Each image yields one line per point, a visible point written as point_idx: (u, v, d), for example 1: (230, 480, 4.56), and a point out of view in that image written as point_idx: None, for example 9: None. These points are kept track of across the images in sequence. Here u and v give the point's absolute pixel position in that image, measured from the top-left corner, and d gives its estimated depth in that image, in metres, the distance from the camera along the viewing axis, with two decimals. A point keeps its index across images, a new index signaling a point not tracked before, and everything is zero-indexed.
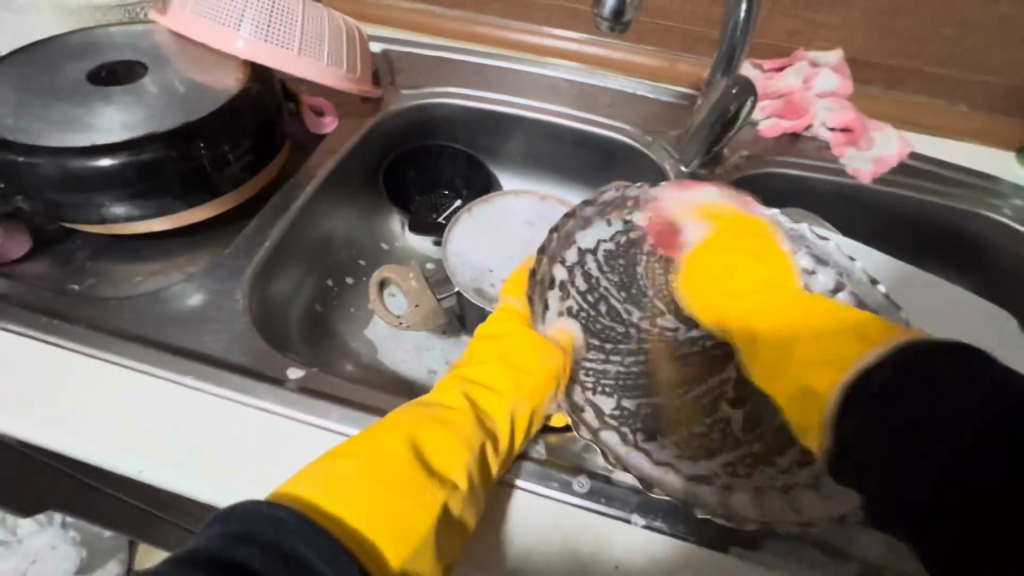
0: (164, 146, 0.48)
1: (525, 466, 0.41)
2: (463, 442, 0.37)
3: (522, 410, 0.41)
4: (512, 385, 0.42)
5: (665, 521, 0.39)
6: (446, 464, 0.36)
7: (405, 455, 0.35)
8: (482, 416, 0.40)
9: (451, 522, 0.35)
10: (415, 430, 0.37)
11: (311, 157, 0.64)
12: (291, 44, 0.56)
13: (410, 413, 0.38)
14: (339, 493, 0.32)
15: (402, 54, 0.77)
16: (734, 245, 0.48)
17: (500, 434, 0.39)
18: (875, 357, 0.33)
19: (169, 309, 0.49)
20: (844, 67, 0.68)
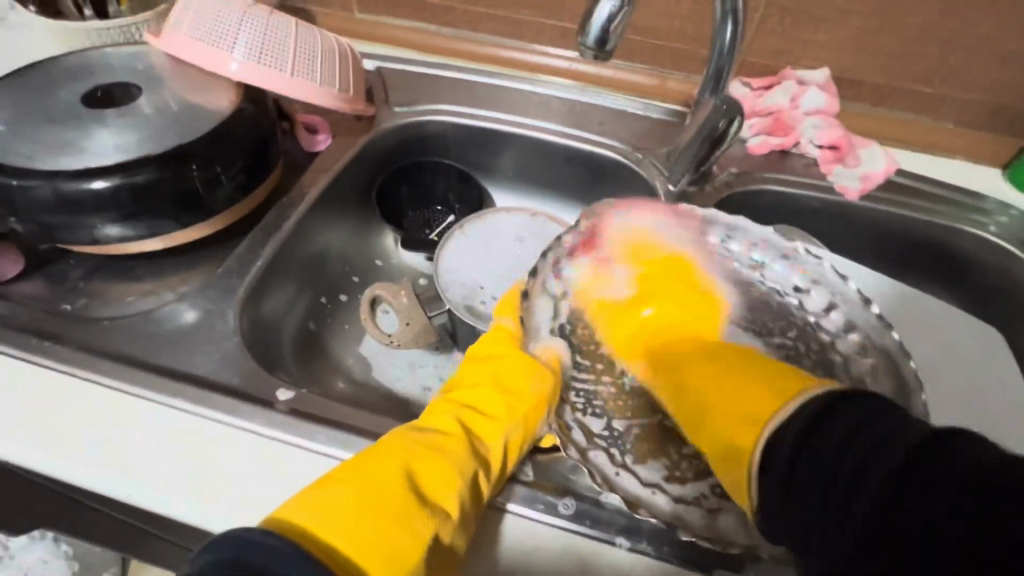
0: (157, 168, 0.48)
1: (517, 489, 0.41)
2: (456, 469, 0.38)
3: (514, 436, 0.41)
4: (504, 410, 0.42)
5: (650, 544, 0.39)
6: (438, 491, 0.36)
7: (398, 482, 0.35)
8: (475, 442, 0.40)
9: (442, 551, 0.35)
10: (408, 457, 0.37)
11: (305, 176, 0.64)
12: (284, 65, 0.57)
13: (403, 439, 0.39)
14: (331, 521, 0.32)
15: (396, 72, 0.77)
16: (665, 289, 0.52)
17: (492, 460, 0.40)
18: (791, 412, 0.35)
19: (161, 329, 0.49)
20: (831, 85, 0.69)
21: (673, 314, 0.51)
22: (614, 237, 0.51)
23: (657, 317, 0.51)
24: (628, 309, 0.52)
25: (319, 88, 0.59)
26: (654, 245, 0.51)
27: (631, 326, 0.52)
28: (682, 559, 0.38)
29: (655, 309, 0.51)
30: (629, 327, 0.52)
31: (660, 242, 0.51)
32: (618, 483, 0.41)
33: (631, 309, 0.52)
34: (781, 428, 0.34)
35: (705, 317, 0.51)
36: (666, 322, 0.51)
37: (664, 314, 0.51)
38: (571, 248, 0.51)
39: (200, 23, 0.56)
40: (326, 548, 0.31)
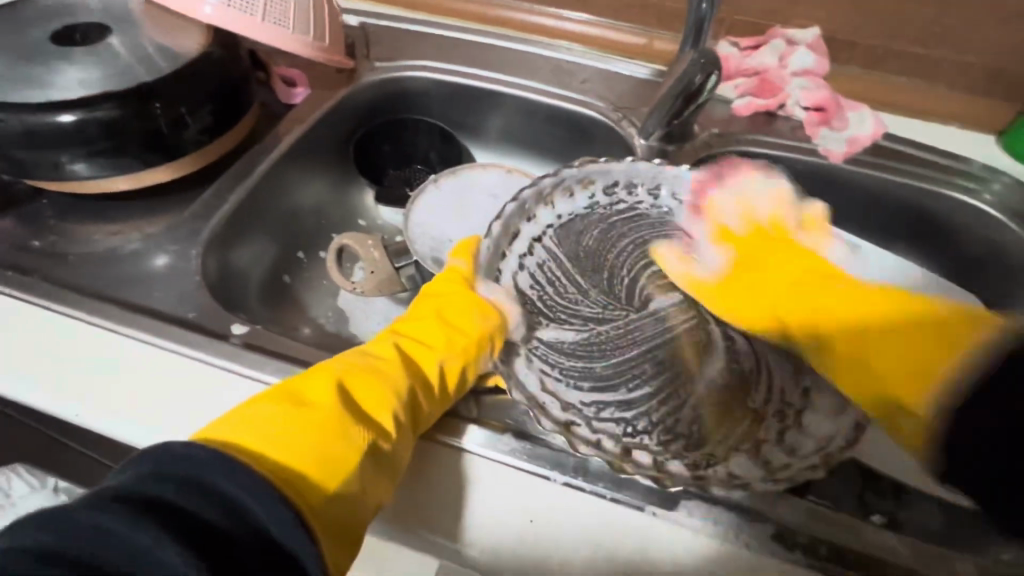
0: (120, 105, 0.48)
1: (466, 425, 0.41)
2: (392, 389, 0.39)
3: (452, 365, 0.42)
4: (445, 339, 0.42)
5: (585, 478, 0.38)
6: (373, 406, 0.38)
7: (333, 398, 0.37)
8: (413, 370, 0.41)
9: (383, 459, 0.37)
10: (344, 379, 0.38)
11: (279, 125, 0.64)
12: (254, 9, 0.56)
13: (342, 362, 0.40)
14: (264, 431, 0.34)
15: (379, 27, 0.76)
16: (761, 253, 0.46)
17: (431, 382, 0.41)
18: (964, 360, 0.33)
19: (127, 267, 0.50)
20: (821, 44, 0.66)
21: (794, 251, 0.45)
22: (730, 202, 0.49)
23: (757, 255, 0.47)
24: (726, 283, 0.48)
25: (292, 37, 0.59)
26: (751, 215, 0.48)
27: (753, 295, 0.46)
28: (629, 494, 0.38)
29: (765, 264, 0.46)
30: (739, 286, 0.47)
31: (750, 212, 0.48)
32: (577, 430, 0.40)
33: (737, 270, 0.47)
34: (954, 382, 0.33)
35: (773, 238, 0.46)
36: (794, 279, 0.44)
37: (768, 265, 0.46)
38: (554, 188, 0.53)
39: None
40: (261, 456, 0.33)
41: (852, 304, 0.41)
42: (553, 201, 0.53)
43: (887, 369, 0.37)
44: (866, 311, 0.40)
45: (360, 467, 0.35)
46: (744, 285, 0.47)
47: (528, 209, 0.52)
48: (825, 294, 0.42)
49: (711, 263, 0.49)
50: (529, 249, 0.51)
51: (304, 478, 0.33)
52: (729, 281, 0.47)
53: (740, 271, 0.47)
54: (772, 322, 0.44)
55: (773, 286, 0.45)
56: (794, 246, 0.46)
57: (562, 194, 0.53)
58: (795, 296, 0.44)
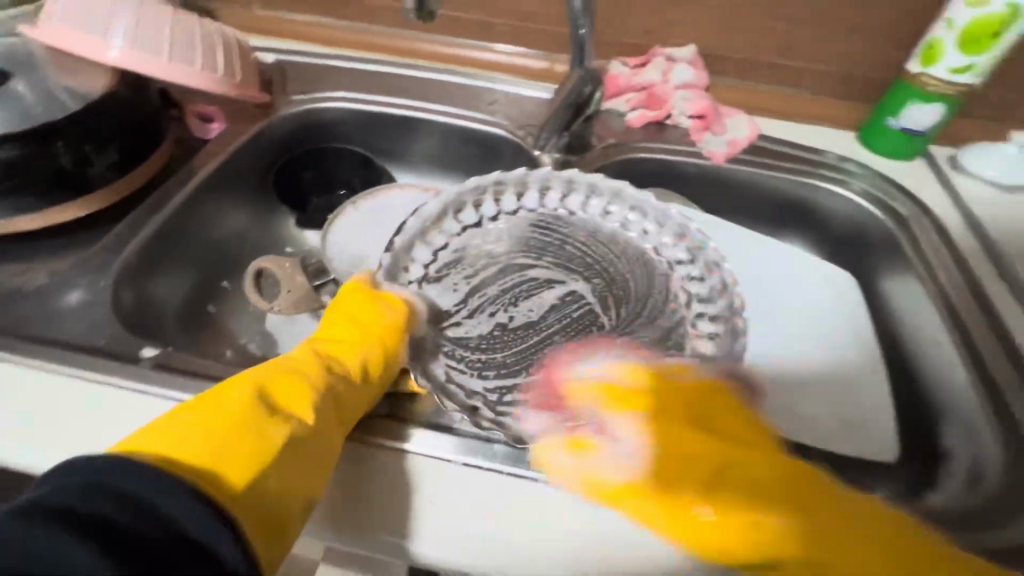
0: (20, 146, 0.49)
1: (410, 429, 0.43)
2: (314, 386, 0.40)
3: (371, 358, 0.45)
4: (364, 339, 0.46)
5: (482, 457, 0.42)
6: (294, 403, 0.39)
7: (252, 401, 0.38)
8: (331, 367, 0.43)
9: (314, 450, 0.38)
10: (258, 382, 0.40)
11: (195, 159, 0.66)
12: (161, 50, 0.59)
13: (257, 371, 0.41)
14: (182, 440, 0.34)
15: (294, 63, 0.80)
16: (672, 427, 0.42)
17: (353, 378, 0.43)
18: None
19: (34, 303, 0.51)
20: (697, 61, 0.75)
21: (684, 416, 0.43)
22: (579, 381, 0.47)
23: (663, 424, 0.42)
24: (652, 476, 0.39)
25: (201, 73, 0.61)
26: (643, 377, 0.46)
27: (672, 487, 0.39)
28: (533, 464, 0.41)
29: (673, 442, 0.41)
30: (665, 492, 0.38)
31: (620, 378, 0.46)
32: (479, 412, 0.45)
33: (657, 465, 0.40)
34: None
35: (671, 413, 0.43)
36: (723, 514, 0.37)
37: (676, 434, 0.42)
38: (452, 201, 0.61)
39: (72, 12, 0.57)
40: (184, 465, 0.33)
41: (776, 499, 0.39)
42: (456, 214, 0.61)
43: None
44: (802, 509, 0.38)
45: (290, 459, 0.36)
46: (667, 469, 0.40)
47: (438, 220, 0.60)
48: (779, 509, 0.38)
49: (626, 456, 0.40)
50: (434, 254, 0.59)
51: (234, 477, 0.34)
52: (647, 470, 0.39)
53: (662, 455, 0.40)
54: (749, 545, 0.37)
55: (704, 487, 0.39)
56: (682, 414, 0.44)
57: (461, 207, 0.61)
58: (731, 510, 0.38)
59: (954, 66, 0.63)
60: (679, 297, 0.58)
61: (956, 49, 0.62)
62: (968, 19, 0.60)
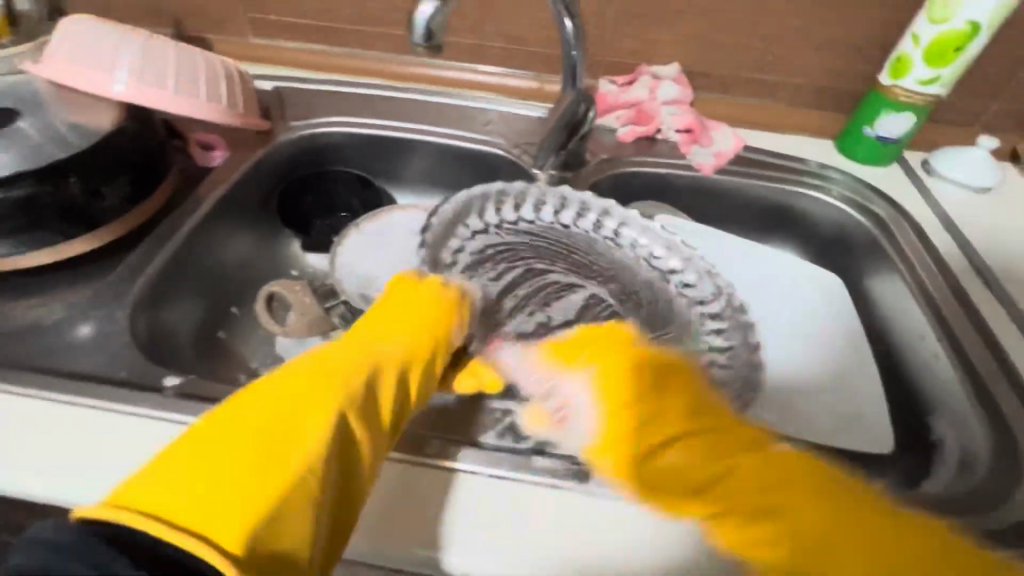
0: (36, 182, 0.51)
1: (441, 445, 0.44)
2: (343, 394, 0.40)
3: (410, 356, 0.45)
4: (398, 333, 0.46)
5: (504, 467, 0.44)
6: (317, 419, 0.38)
7: (272, 425, 0.36)
8: (373, 366, 0.43)
9: (347, 461, 0.38)
10: (298, 386, 0.39)
11: (200, 188, 0.67)
12: (166, 83, 0.60)
13: (277, 384, 0.40)
14: (194, 491, 0.32)
15: (291, 90, 0.82)
16: (627, 386, 0.43)
17: (386, 375, 0.43)
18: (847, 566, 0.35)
19: (51, 337, 0.51)
20: (682, 78, 0.78)
21: (645, 373, 0.44)
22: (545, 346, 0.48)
23: (622, 381, 0.43)
24: (609, 437, 0.42)
25: (206, 104, 0.63)
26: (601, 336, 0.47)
27: (632, 449, 0.41)
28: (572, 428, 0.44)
29: (632, 401, 0.42)
30: (630, 450, 0.41)
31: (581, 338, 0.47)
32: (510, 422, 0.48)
33: (616, 424, 0.42)
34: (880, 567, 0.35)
35: (638, 372, 0.44)
36: (678, 474, 0.40)
37: (635, 394, 0.43)
38: (453, 212, 0.63)
39: (77, 49, 0.59)
40: (201, 522, 0.30)
41: (730, 459, 0.40)
42: (460, 222, 0.63)
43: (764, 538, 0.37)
44: (778, 485, 0.38)
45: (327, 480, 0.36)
46: (624, 428, 0.42)
47: (443, 235, 0.62)
48: (731, 468, 0.40)
49: (584, 420, 0.43)
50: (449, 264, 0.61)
51: (264, 519, 0.32)
52: (604, 427, 0.42)
53: (618, 414, 0.42)
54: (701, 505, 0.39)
55: (665, 446, 0.41)
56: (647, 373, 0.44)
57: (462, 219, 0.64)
58: (687, 468, 0.40)
59: (922, 78, 0.67)
60: (679, 302, 0.61)
61: (923, 62, 0.66)
62: (933, 35, 0.64)
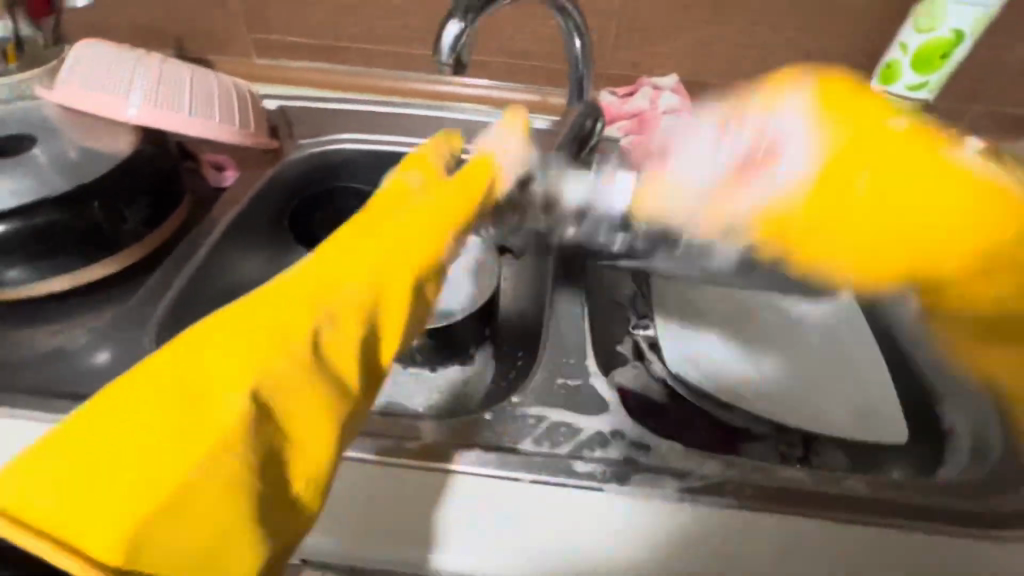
0: (58, 210, 0.51)
1: (477, 453, 0.45)
2: (274, 357, 0.29)
3: (367, 293, 0.32)
4: (379, 253, 0.34)
5: (546, 473, 0.44)
6: (233, 394, 0.27)
7: (162, 390, 0.26)
8: (315, 307, 0.31)
9: (265, 453, 0.28)
10: (212, 342, 0.28)
11: (214, 210, 0.68)
12: (182, 106, 0.60)
13: (198, 330, 0.29)
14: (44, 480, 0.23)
15: (297, 109, 0.83)
16: (852, 125, 0.39)
17: (346, 310, 0.32)
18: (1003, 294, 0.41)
19: (77, 363, 0.51)
20: (680, 88, 0.81)
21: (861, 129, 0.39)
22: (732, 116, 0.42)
23: (844, 123, 0.39)
24: (818, 190, 0.39)
25: (221, 126, 0.63)
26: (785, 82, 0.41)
27: (839, 175, 0.39)
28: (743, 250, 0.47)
29: (836, 171, 0.39)
30: (836, 184, 0.39)
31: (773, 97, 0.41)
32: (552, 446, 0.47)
33: (817, 199, 0.39)
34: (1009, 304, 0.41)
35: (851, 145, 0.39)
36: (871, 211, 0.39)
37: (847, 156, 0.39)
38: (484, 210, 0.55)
39: (91, 74, 0.58)
40: (36, 522, 0.22)
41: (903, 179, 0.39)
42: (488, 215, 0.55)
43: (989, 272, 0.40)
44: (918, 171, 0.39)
45: (243, 478, 0.26)
46: (828, 201, 0.39)
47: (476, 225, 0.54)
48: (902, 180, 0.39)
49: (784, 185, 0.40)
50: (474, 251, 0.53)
51: (133, 530, 0.23)
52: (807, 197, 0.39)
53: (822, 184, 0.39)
54: (904, 264, 0.40)
55: (860, 216, 0.39)
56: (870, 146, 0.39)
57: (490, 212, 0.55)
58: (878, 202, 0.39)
59: (911, 83, 0.70)
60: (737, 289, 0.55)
61: (912, 69, 0.69)
62: (920, 43, 0.68)
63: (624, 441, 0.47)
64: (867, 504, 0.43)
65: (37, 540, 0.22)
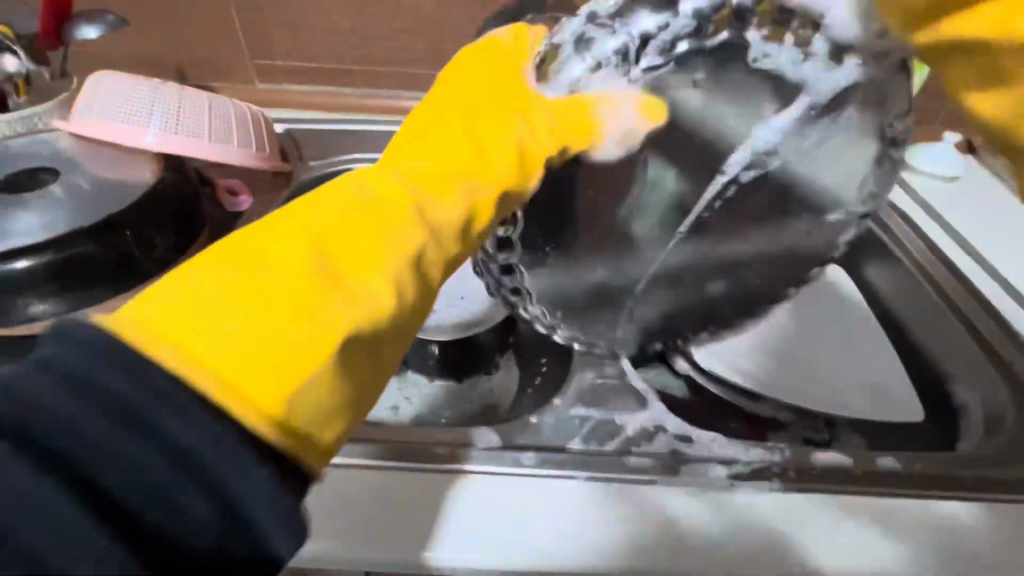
0: (93, 241, 0.53)
1: (530, 454, 0.46)
2: (394, 242, 0.29)
3: (483, 196, 0.35)
4: (471, 161, 0.35)
5: (600, 470, 0.45)
6: (349, 272, 0.28)
7: (274, 258, 0.27)
8: (426, 207, 0.32)
9: (356, 339, 0.28)
10: (325, 218, 0.29)
11: (232, 235, 0.67)
12: (203, 132, 0.61)
13: (317, 204, 0.30)
14: (206, 325, 0.24)
15: (305, 132, 0.83)
16: None
17: (451, 211, 0.33)
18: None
19: None
20: None
21: None
22: None
23: None
24: None
25: (240, 151, 0.63)
26: None
27: None
28: (855, 72, 0.43)
29: None
30: None
31: None
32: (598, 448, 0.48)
33: None
34: None
35: None
36: None
37: None
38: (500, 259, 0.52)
39: (110, 104, 0.59)
40: (151, 337, 0.23)
41: None
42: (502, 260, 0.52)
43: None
44: None
45: (336, 349, 0.26)
46: None
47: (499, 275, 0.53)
48: None
49: None
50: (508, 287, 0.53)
51: (287, 385, 0.25)
52: None
53: None
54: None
55: None
56: None
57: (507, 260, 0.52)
58: None
59: None
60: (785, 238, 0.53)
61: None
62: None
63: (667, 433, 0.50)
64: (899, 478, 0.46)
65: (174, 361, 0.23)
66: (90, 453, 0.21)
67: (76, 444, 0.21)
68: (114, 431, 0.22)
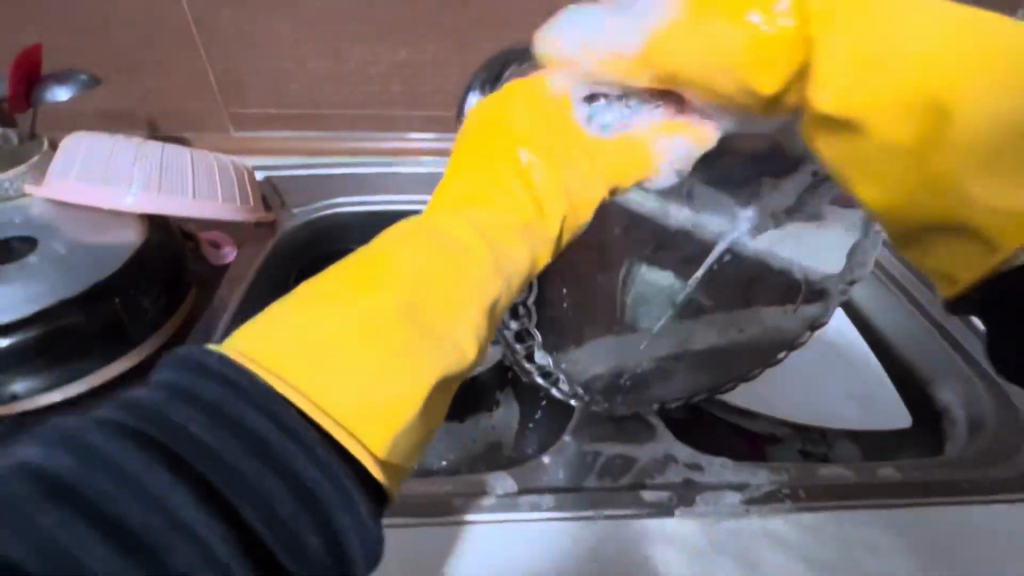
0: (80, 311, 0.51)
1: (547, 497, 0.46)
2: (474, 291, 0.31)
3: (542, 245, 0.36)
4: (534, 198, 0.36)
5: (618, 508, 0.45)
6: (436, 316, 0.30)
7: (373, 302, 0.29)
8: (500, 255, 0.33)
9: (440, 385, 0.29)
10: (416, 266, 0.31)
11: (222, 289, 0.67)
12: (186, 191, 0.60)
13: (408, 247, 0.32)
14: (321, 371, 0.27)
15: (285, 179, 0.83)
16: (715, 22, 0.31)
17: (518, 257, 0.34)
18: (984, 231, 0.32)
19: None
20: None
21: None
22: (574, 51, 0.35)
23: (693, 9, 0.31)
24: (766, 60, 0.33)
25: (225, 207, 0.62)
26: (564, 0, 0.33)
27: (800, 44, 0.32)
28: None
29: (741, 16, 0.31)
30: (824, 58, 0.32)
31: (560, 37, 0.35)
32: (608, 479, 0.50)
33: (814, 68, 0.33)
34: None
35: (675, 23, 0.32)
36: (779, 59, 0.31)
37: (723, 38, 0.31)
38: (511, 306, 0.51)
39: (89, 168, 0.57)
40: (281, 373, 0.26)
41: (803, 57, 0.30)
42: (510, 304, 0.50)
43: (894, 156, 0.32)
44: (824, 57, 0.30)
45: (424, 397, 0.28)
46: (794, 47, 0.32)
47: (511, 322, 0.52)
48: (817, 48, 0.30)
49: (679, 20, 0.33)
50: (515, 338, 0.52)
51: (379, 432, 0.27)
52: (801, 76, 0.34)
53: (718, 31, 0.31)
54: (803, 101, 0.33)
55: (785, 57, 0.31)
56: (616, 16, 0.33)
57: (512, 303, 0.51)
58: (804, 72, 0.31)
59: None
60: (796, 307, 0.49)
61: None
62: None
63: (678, 463, 0.51)
64: (901, 489, 0.48)
65: (295, 394, 0.26)
66: (234, 484, 0.24)
67: (218, 473, 0.24)
68: (255, 467, 0.24)
